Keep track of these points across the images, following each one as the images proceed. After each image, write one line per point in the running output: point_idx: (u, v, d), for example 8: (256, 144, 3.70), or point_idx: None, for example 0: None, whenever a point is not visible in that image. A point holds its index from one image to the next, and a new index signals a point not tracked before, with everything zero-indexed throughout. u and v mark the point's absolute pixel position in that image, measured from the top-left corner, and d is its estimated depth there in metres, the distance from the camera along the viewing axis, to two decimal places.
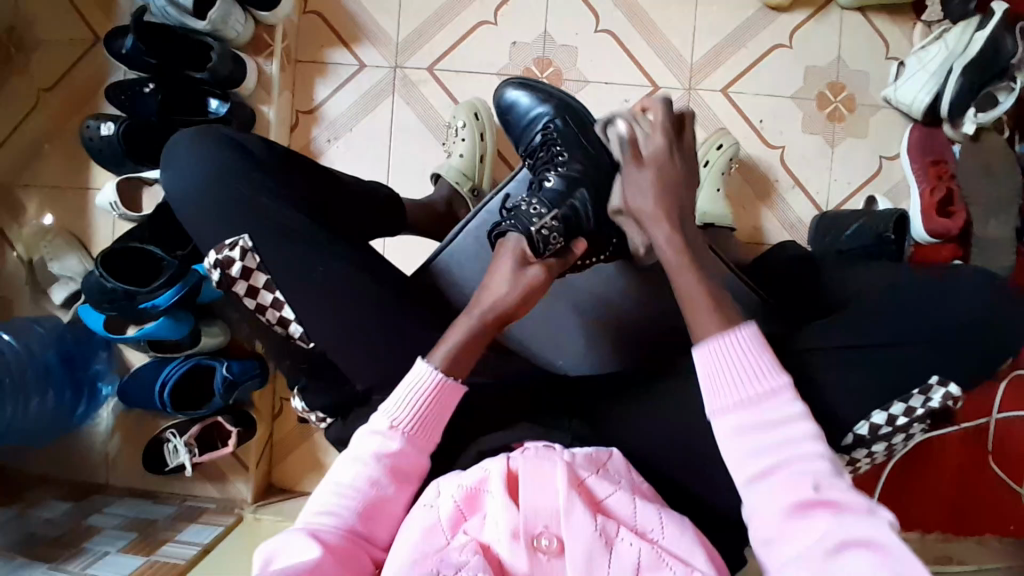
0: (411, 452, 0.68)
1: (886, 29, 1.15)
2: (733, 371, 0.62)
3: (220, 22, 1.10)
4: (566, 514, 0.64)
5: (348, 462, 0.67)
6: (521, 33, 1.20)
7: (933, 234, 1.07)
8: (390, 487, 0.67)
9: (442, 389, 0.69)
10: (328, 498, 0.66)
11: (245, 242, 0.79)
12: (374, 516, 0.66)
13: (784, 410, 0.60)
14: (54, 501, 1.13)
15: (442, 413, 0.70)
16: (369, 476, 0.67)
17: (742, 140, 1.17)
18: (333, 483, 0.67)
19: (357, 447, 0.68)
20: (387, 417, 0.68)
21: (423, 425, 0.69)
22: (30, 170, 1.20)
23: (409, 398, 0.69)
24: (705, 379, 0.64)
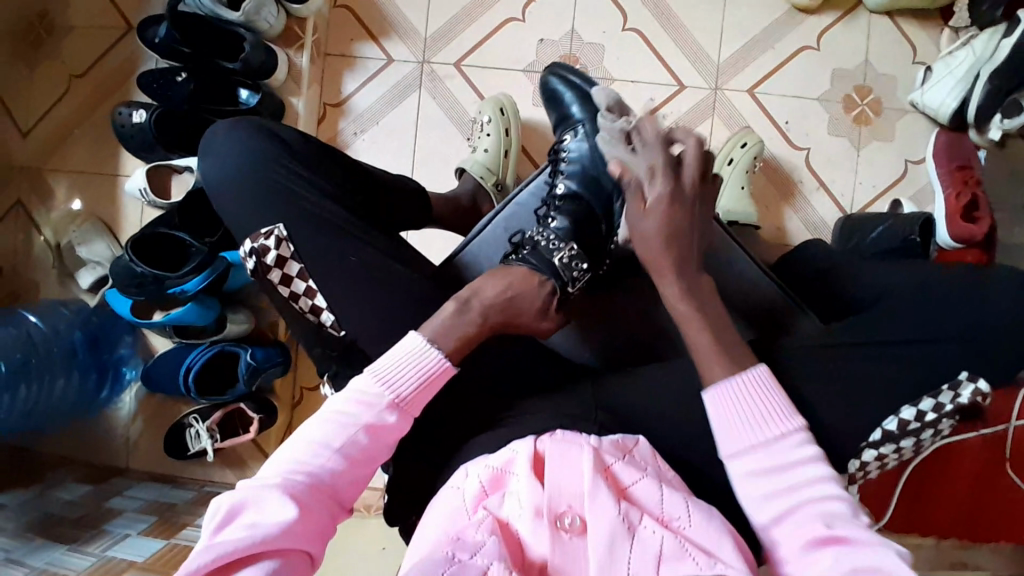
0: (394, 426, 0.67)
1: (914, 34, 1.15)
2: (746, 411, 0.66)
3: (253, 13, 1.12)
4: (590, 496, 0.64)
5: (327, 419, 0.66)
6: (548, 30, 1.21)
7: (956, 238, 1.06)
8: (367, 454, 0.66)
9: (434, 371, 0.69)
10: (303, 451, 0.64)
11: (279, 231, 0.81)
12: (348, 481, 0.65)
13: (797, 451, 0.64)
14: (75, 482, 1.13)
15: (431, 393, 0.69)
16: (350, 438, 0.65)
17: (767, 140, 1.18)
18: (306, 436, 0.65)
19: (339, 407, 0.66)
20: (382, 386, 0.67)
21: (416, 399, 0.68)
22: (61, 154, 1.21)
23: (400, 368, 0.68)
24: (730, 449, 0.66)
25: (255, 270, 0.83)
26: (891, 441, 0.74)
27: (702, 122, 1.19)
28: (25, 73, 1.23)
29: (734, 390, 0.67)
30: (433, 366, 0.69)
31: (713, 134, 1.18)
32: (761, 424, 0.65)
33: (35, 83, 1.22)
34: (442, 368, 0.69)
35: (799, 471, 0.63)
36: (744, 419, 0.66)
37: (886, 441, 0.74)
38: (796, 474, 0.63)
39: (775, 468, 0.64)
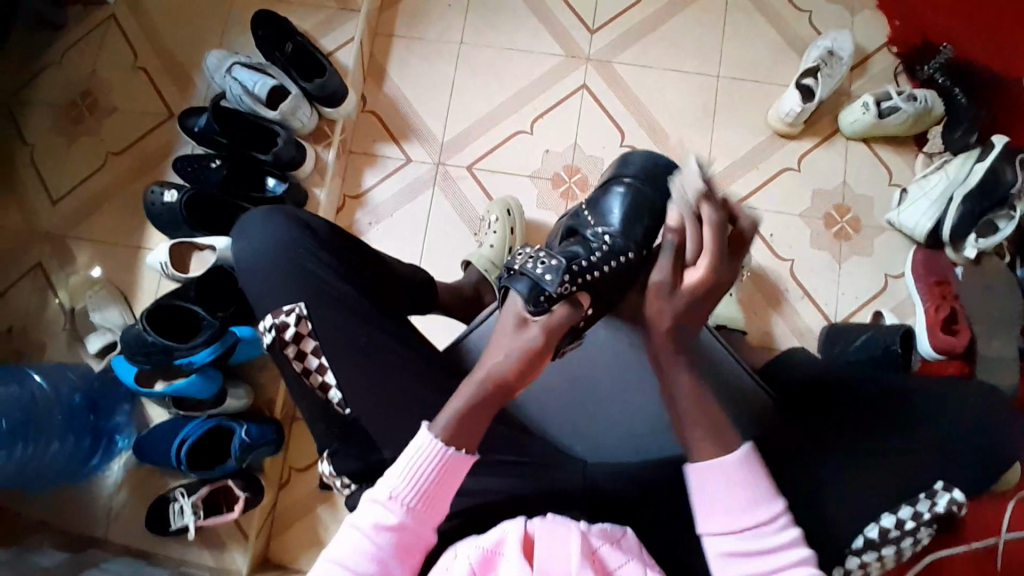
0: (413, 524, 0.69)
1: (889, 160, 1.26)
2: (731, 500, 0.68)
3: (289, 113, 1.25)
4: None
5: (351, 533, 0.68)
6: (553, 142, 1.33)
7: (938, 349, 1.12)
8: (392, 561, 0.68)
9: (445, 459, 0.69)
10: (330, 568, 0.67)
11: (300, 309, 0.87)
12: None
13: (779, 536, 0.68)
14: (54, 549, 1.10)
15: (447, 485, 0.70)
16: (370, 547, 0.67)
17: (753, 250, 1.26)
18: (336, 551, 0.68)
19: (357, 518, 0.69)
20: (386, 486, 0.69)
21: (425, 501, 0.69)
22: (88, 226, 1.29)
23: (404, 470, 0.69)
24: (698, 498, 0.70)
25: (271, 345, 0.87)
26: (874, 548, 0.76)
27: None
28: (65, 147, 1.33)
29: (714, 474, 0.69)
30: (441, 457, 0.69)
31: None
32: (741, 513, 0.68)
33: (74, 157, 1.33)
34: (456, 456, 0.69)
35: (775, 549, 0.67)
36: (729, 506, 0.68)
37: (868, 548, 0.76)
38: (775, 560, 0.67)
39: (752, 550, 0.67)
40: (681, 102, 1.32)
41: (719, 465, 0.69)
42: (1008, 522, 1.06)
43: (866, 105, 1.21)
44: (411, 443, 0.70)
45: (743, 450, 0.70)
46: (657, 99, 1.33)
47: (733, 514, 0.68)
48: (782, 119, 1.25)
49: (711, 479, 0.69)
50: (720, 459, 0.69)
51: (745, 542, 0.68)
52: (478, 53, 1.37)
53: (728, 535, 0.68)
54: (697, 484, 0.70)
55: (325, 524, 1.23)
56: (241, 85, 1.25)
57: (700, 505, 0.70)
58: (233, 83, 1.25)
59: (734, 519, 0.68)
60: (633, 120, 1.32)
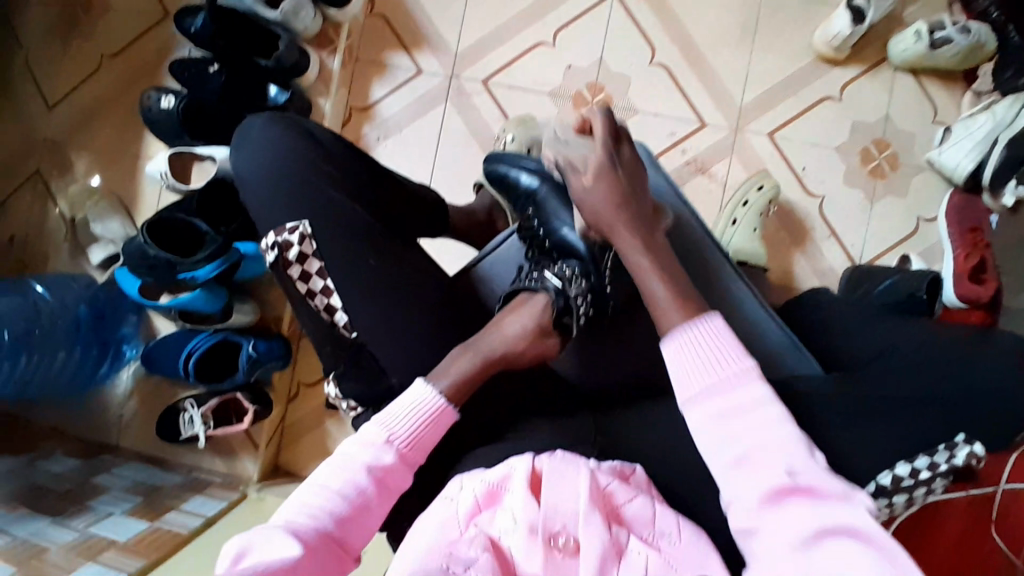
0: (399, 466, 0.69)
1: (936, 93, 1.17)
2: (706, 354, 0.64)
3: (291, 13, 1.15)
4: (585, 519, 0.65)
5: (338, 466, 0.67)
6: (577, 57, 1.23)
7: (963, 298, 1.03)
8: (373, 498, 0.67)
9: (440, 411, 0.71)
10: (311, 498, 0.65)
11: (304, 228, 0.82)
12: (355, 526, 0.66)
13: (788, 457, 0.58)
14: (64, 456, 1.13)
15: (435, 434, 0.71)
16: (356, 482, 0.66)
17: (783, 185, 1.19)
18: (320, 482, 0.67)
19: (344, 455, 0.68)
20: (382, 428, 0.69)
21: (416, 444, 0.70)
22: (83, 131, 1.24)
23: (400, 413, 0.70)
24: (672, 369, 0.66)
25: (274, 265, 0.84)
26: (885, 495, 0.73)
27: (719, 161, 1.20)
28: (58, 46, 1.25)
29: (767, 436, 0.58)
30: (434, 406, 0.71)
31: (729, 173, 1.20)
32: (721, 363, 0.63)
33: (68, 57, 1.25)
34: (447, 411, 0.72)
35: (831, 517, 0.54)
36: (780, 471, 0.57)
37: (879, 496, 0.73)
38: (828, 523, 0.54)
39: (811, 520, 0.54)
40: (718, 17, 1.21)
41: (691, 332, 0.66)
42: None
43: (920, 32, 1.10)
44: (410, 391, 0.72)
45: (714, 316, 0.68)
46: (692, 13, 1.22)
47: (709, 366, 0.64)
48: (829, 43, 1.15)
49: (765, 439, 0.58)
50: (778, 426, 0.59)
51: (724, 413, 0.61)
52: None
53: (708, 399, 0.62)
54: (673, 357, 0.66)
55: (333, 438, 1.25)
56: None
57: (678, 375, 0.65)
58: None
59: (714, 374, 0.63)
60: (665, 36, 1.22)
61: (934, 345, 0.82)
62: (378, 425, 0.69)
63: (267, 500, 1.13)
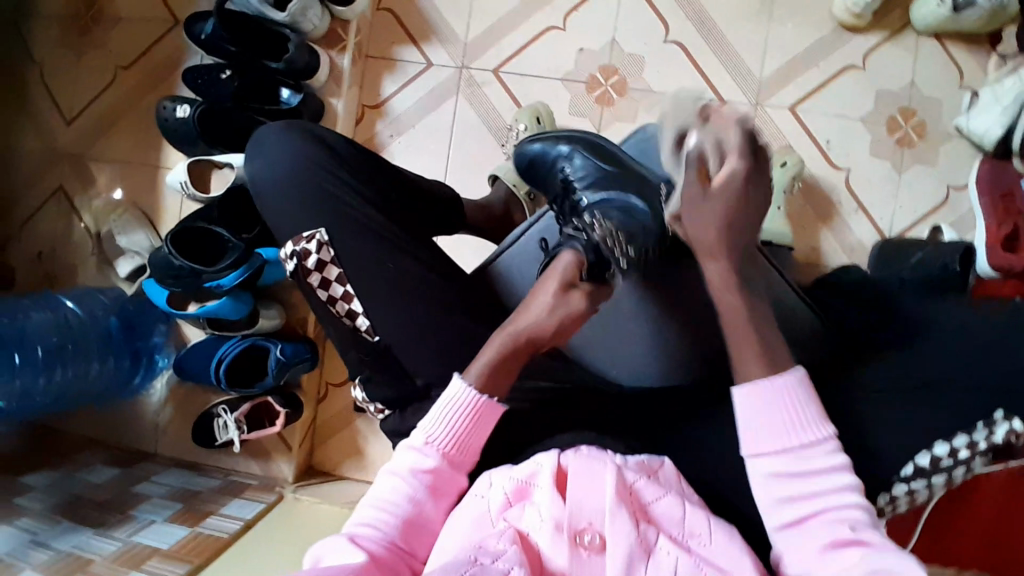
0: (446, 468, 0.70)
1: (963, 57, 1.12)
2: (778, 416, 0.65)
3: (299, 13, 1.14)
4: (611, 517, 0.65)
5: (390, 476, 0.70)
6: (588, 41, 1.21)
7: (996, 268, 1.02)
8: (427, 504, 0.69)
9: (479, 406, 0.71)
10: (370, 511, 0.68)
11: (320, 235, 0.84)
12: (417, 533, 0.68)
13: (826, 460, 0.64)
14: (104, 465, 1.16)
15: (479, 432, 0.71)
16: (408, 491, 0.69)
17: (806, 159, 1.16)
18: (376, 494, 0.69)
19: (394, 464, 0.70)
20: (423, 434, 0.70)
21: (461, 447, 0.70)
22: (103, 145, 1.25)
23: (440, 415, 0.70)
24: (741, 423, 0.66)
25: (296, 272, 0.85)
26: (923, 475, 0.70)
27: None
28: (73, 62, 1.26)
29: (761, 393, 0.65)
30: (477, 402, 0.71)
31: None
32: (788, 432, 0.64)
33: (83, 73, 1.26)
34: (489, 404, 0.71)
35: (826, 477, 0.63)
36: (773, 417, 0.65)
37: (917, 476, 0.70)
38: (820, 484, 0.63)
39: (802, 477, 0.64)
40: None
41: (760, 384, 0.66)
42: None
43: None
44: (445, 393, 0.72)
45: (795, 370, 0.66)
46: None
47: (778, 437, 0.65)
48: (849, 10, 1.11)
49: (756, 398, 0.66)
50: (767, 380, 0.66)
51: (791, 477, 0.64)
52: None
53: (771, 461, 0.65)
54: (741, 410, 0.66)
55: (364, 435, 1.27)
56: None
57: (744, 429, 0.66)
58: None
59: (781, 445, 0.64)
60: (678, 12, 1.19)
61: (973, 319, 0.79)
62: (419, 431, 0.70)
63: (302, 501, 1.15)
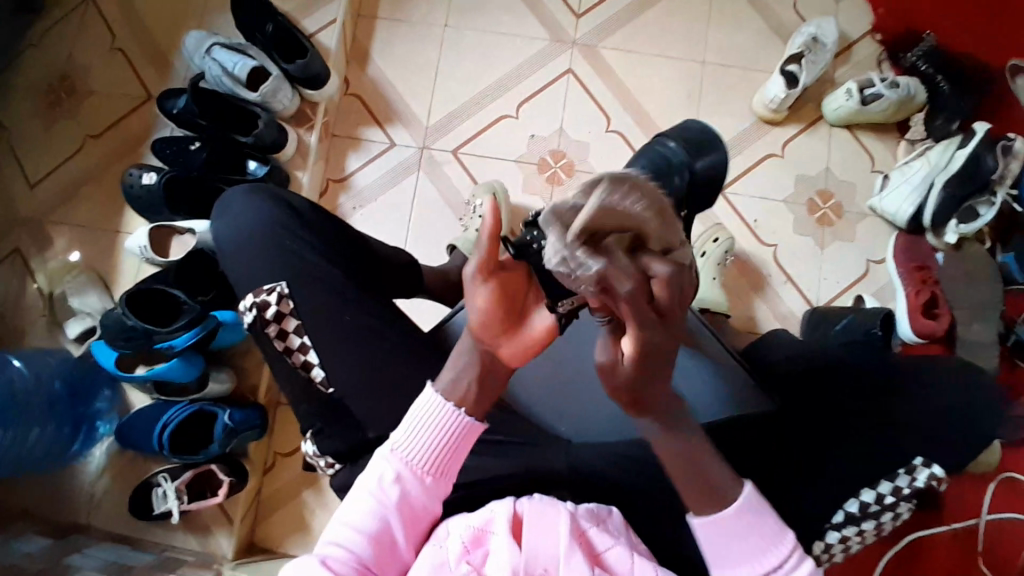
0: (417, 483, 0.70)
1: (872, 146, 1.27)
2: (733, 544, 0.64)
3: (270, 95, 1.22)
4: (566, 561, 0.66)
5: (359, 492, 0.70)
6: (539, 127, 1.32)
7: (919, 333, 1.13)
8: (397, 518, 0.69)
9: (459, 423, 0.70)
10: (337, 530, 0.69)
11: (281, 287, 0.85)
12: (387, 551, 0.69)
13: (796, 573, 0.63)
14: (33, 537, 1.10)
15: (458, 448, 0.71)
16: (376, 504, 0.69)
17: (738, 236, 1.26)
18: (346, 511, 0.70)
19: (364, 478, 0.71)
20: (395, 445, 0.71)
21: (435, 459, 0.70)
22: (64, 210, 1.27)
23: (414, 431, 0.70)
24: (707, 547, 0.65)
25: (251, 325, 0.86)
26: (854, 522, 0.78)
27: None
28: (44, 130, 1.30)
29: (719, 524, 0.63)
30: (452, 419, 0.70)
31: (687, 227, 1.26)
32: (756, 556, 0.63)
33: (52, 141, 1.30)
34: (469, 423, 0.71)
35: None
36: (738, 549, 0.63)
37: (848, 523, 0.78)
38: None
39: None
40: (669, 86, 1.32)
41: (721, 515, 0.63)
42: (989, 505, 1.07)
43: (850, 91, 1.21)
44: (416, 403, 0.71)
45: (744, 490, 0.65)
46: (644, 83, 1.32)
47: (742, 556, 0.63)
48: (767, 105, 1.25)
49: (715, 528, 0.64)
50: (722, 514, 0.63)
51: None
52: (462, 34, 1.36)
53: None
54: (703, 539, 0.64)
55: (311, 508, 1.23)
56: (219, 66, 1.22)
57: (709, 553, 0.65)
58: (212, 64, 1.22)
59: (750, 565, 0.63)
60: (620, 105, 1.32)
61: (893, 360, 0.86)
62: (390, 441, 0.71)
63: None
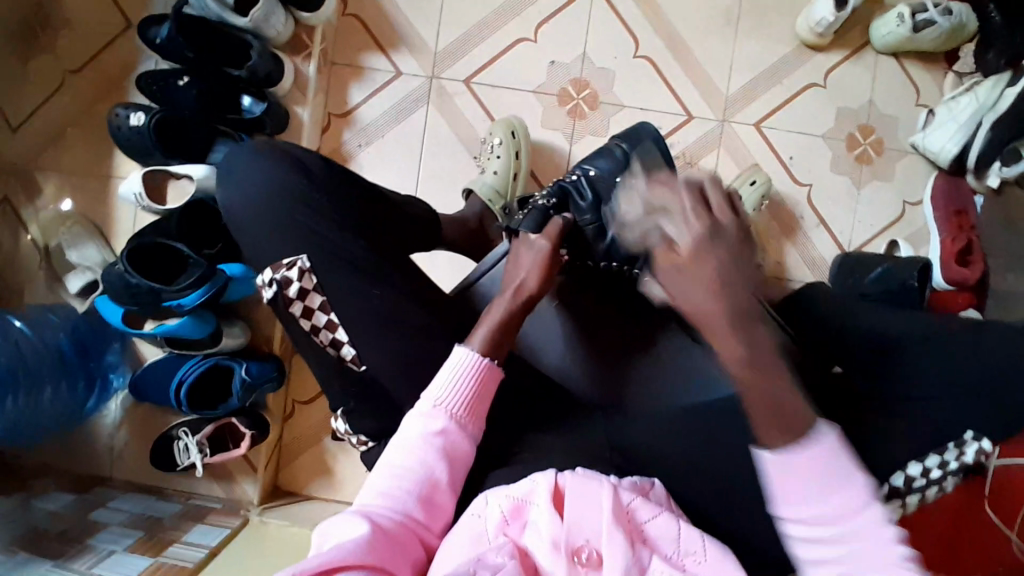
0: (457, 433, 0.71)
1: (918, 77, 1.17)
2: (805, 485, 0.52)
3: (262, 20, 1.09)
4: (608, 536, 0.63)
5: (402, 444, 0.70)
6: (560, 52, 1.20)
7: (950, 281, 1.08)
8: (441, 467, 0.69)
9: (482, 369, 0.73)
10: (379, 484, 0.68)
11: (302, 262, 0.77)
12: (431, 505, 0.68)
13: (860, 521, 0.52)
14: (57, 493, 1.11)
15: (485, 392, 0.73)
16: (421, 457, 0.69)
17: (772, 175, 1.19)
18: (386, 464, 0.69)
19: (406, 430, 0.70)
20: (432, 395, 0.71)
21: (472, 405, 0.72)
22: (47, 152, 1.17)
23: (448, 378, 0.72)
24: (772, 489, 0.53)
25: (274, 300, 0.79)
26: (898, 496, 0.70)
27: (708, 153, 1.19)
28: (14, 63, 1.18)
29: (790, 460, 0.52)
30: (479, 366, 0.72)
31: (719, 165, 1.19)
32: (818, 501, 0.52)
33: (26, 76, 1.18)
34: (489, 367, 0.73)
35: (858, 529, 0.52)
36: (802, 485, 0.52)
37: (892, 496, 0.70)
38: (865, 557, 0.51)
39: (832, 541, 0.52)
40: (703, 5, 1.19)
41: (793, 450, 0.52)
42: None
43: (901, 16, 1.10)
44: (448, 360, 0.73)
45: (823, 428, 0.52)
46: (676, 2, 1.20)
47: (814, 505, 0.52)
48: (812, 29, 1.14)
49: (794, 461, 0.52)
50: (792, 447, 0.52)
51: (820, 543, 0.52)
52: None
53: (806, 526, 0.53)
54: (767, 474, 0.53)
55: (333, 454, 1.24)
56: None
57: (775, 491, 0.53)
58: None
59: (819, 512, 0.52)
60: (647, 28, 1.20)
61: (956, 334, 0.77)
62: (428, 393, 0.71)
63: (269, 525, 1.12)
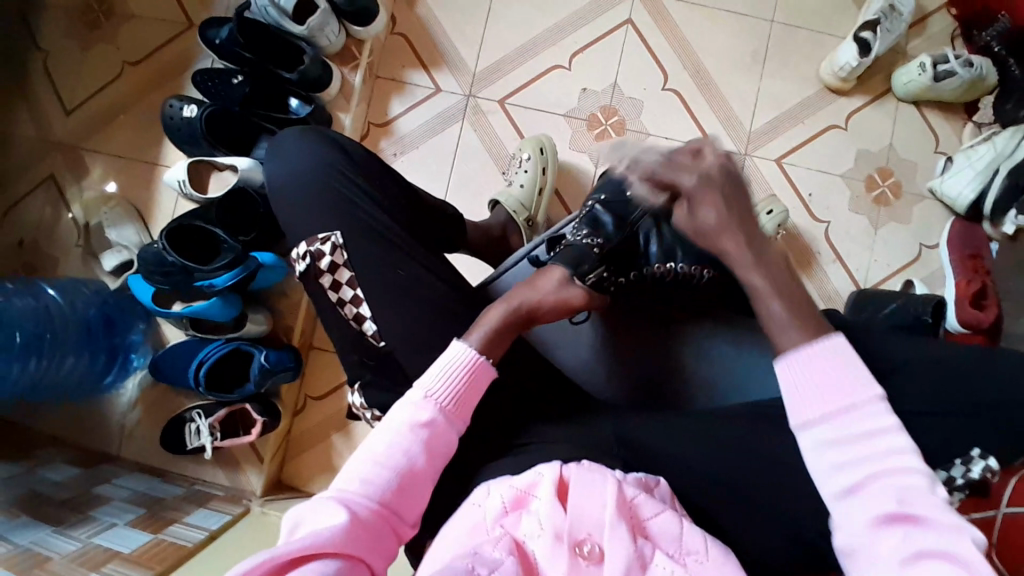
0: (444, 426, 0.69)
1: (937, 126, 1.22)
2: (820, 383, 0.60)
3: (317, 29, 1.17)
4: (610, 529, 0.61)
5: (386, 433, 0.68)
6: (592, 80, 1.27)
7: (964, 323, 1.07)
8: (422, 459, 0.68)
9: (475, 366, 0.72)
10: (359, 469, 0.66)
11: (335, 238, 0.81)
12: (406, 494, 0.66)
13: (881, 422, 0.57)
14: (65, 464, 1.12)
15: (474, 391, 0.72)
16: (403, 446, 0.67)
17: (790, 209, 1.22)
18: (366, 450, 0.67)
19: (391, 418, 0.69)
20: (420, 387, 0.70)
21: (460, 402, 0.71)
22: (100, 137, 1.24)
23: (440, 370, 0.71)
24: (786, 390, 0.61)
25: (304, 274, 0.82)
26: None
27: None
28: (80, 53, 1.27)
29: (802, 362, 0.61)
30: (471, 363, 0.72)
31: None
32: (835, 390, 0.59)
33: (89, 66, 1.26)
34: (483, 366, 0.72)
35: (878, 440, 0.57)
36: (818, 387, 0.59)
37: None
38: (874, 448, 0.57)
39: (854, 440, 0.57)
40: (731, 46, 1.26)
41: (800, 354, 0.61)
42: None
43: (923, 65, 1.15)
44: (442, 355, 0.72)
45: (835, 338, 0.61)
46: (705, 41, 1.26)
47: (826, 401, 0.59)
48: (835, 73, 1.20)
49: (804, 360, 0.61)
50: (805, 347, 0.61)
51: (841, 445, 0.57)
52: None
53: (826, 428, 0.58)
54: (785, 378, 0.61)
55: (340, 452, 1.25)
56: None
57: (792, 397, 0.60)
58: None
59: (832, 408, 0.58)
60: (677, 62, 1.26)
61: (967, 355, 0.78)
62: (418, 385, 0.70)
63: (270, 517, 1.11)
